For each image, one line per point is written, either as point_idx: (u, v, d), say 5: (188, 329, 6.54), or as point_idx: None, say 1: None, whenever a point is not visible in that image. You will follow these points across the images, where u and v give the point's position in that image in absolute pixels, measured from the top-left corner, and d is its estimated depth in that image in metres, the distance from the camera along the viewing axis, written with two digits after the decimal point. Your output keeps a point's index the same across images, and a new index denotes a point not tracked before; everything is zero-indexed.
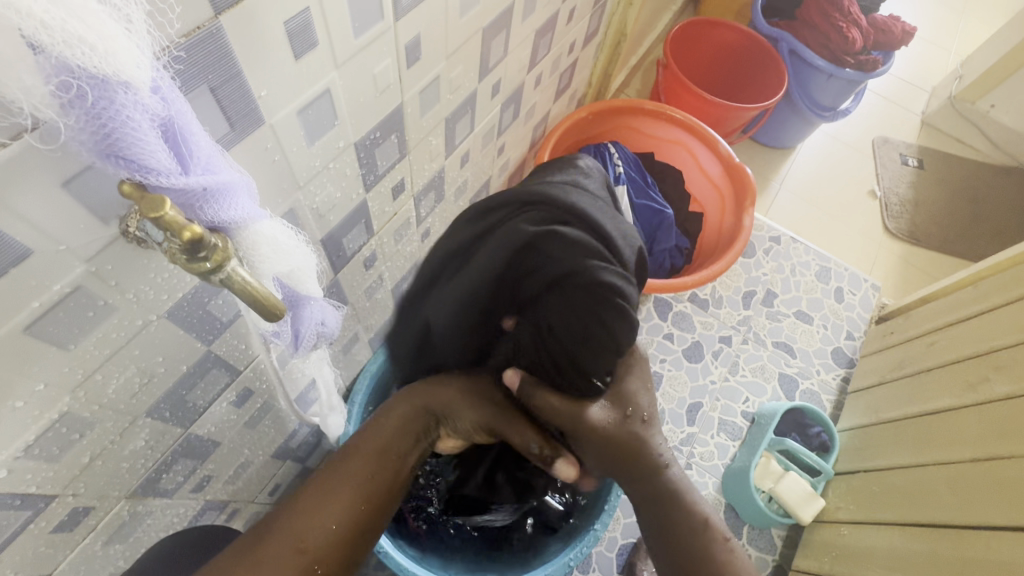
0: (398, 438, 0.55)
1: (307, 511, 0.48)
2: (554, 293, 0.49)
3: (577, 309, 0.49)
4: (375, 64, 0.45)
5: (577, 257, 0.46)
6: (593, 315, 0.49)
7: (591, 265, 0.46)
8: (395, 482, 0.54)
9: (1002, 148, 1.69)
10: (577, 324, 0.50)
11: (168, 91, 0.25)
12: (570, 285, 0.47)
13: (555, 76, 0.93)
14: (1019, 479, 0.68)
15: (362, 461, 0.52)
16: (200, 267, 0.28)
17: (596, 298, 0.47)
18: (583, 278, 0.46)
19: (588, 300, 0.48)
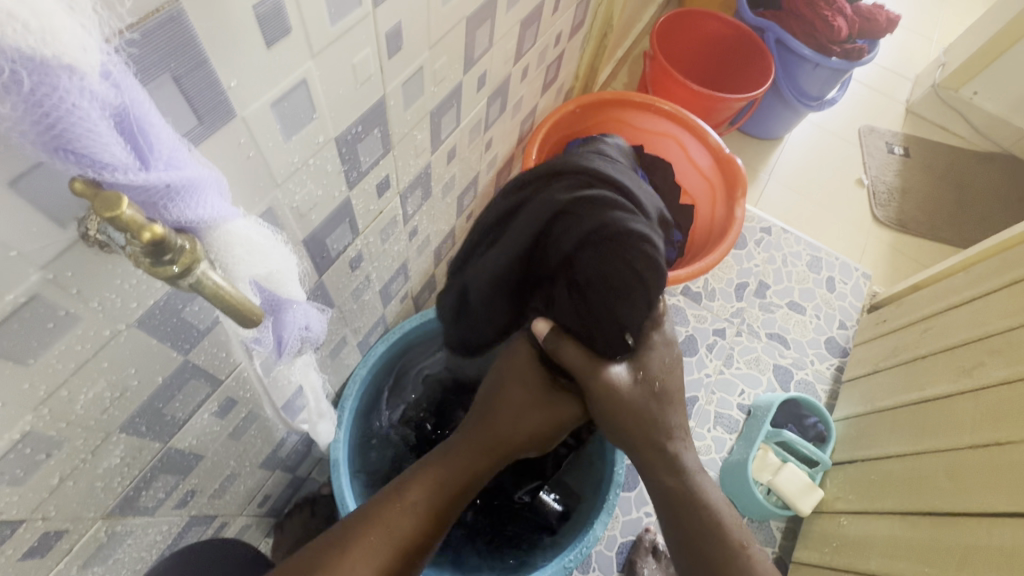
0: (443, 485, 0.54)
1: (353, 548, 0.49)
2: (586, 248, 0.56)
3: (601, 255, 0.54)
4: (354, 53, 0.42)
5: (601, 209, 0.54)
6: (617, 264, 0.54)
7: (615, 215, 0.54)
8: (436, 527, 0.53)
9: (985, 134, 1.71)
10: (602, 278, 0.55)
11: (121, 78, 0.23)
12: (596, 238, 0.55)
13: (541, 68, 0.91)
14: (1017, 464, 0.68)
15: (403, 510, 0.52)
16: (165, 271, 0.26)
17: (620, 248, 0.54)
18: (605, 228, 0.54)
19: (615, 247, 0.54)
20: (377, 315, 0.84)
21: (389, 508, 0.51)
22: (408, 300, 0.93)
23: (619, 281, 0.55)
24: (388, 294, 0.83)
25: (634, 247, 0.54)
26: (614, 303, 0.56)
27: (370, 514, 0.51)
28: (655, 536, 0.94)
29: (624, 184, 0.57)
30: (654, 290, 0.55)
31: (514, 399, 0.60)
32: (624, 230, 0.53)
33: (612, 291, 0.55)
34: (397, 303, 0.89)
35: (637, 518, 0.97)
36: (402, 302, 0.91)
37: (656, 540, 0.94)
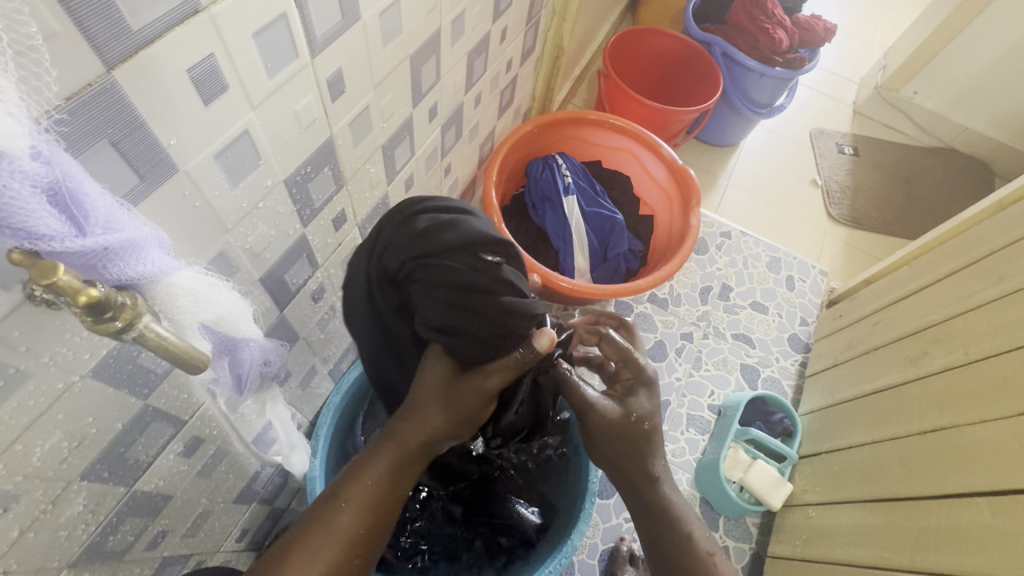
0: (392, 485, 0.51)
1: (301, 564, 0.46)
2: (424, 281, 0.52)
3: (453, 284, 0.51)
4: (296, 100, 0.45)
5: (431, 238, 0.52)
6: (474, 286, 0.51)
7: (430, 242, 0.52)
8: (388, 521, 0.51)
9: (928, 130, 1.80)
10: (452, 297, 0.51)
11: (52, 154, 0.24)
12: (427, 265, 0.52)
13: (495, 93, 0.94)
14: (963, 446, 0.72)
15: (352, 516, 0.49)
16: (107, 327, 0.28)
17: (449, 265, 0.51)
18: (430, 257, 0.52)
19: (463, 269, 0.51)
20: (347, 342, 0.85)
21: (336, 514, 0.48)
22: None
23: (488, 298, 0.51)
24: None
25: (483, 257, 0.51)
26: (492, 323, 0.52)
27: (319, 523, 0.48)
28: (631, 544, 0.95)
29: (429, 204, 0.55)
30: (499, 272, 0.52)
31: (448, 392, 0.53)
32: (456, 242, 0.51)
33: (486, 305, 0.52)
34: None
35: (616, 524, 0.99)
36: None
37: (632, 548, 0.95)
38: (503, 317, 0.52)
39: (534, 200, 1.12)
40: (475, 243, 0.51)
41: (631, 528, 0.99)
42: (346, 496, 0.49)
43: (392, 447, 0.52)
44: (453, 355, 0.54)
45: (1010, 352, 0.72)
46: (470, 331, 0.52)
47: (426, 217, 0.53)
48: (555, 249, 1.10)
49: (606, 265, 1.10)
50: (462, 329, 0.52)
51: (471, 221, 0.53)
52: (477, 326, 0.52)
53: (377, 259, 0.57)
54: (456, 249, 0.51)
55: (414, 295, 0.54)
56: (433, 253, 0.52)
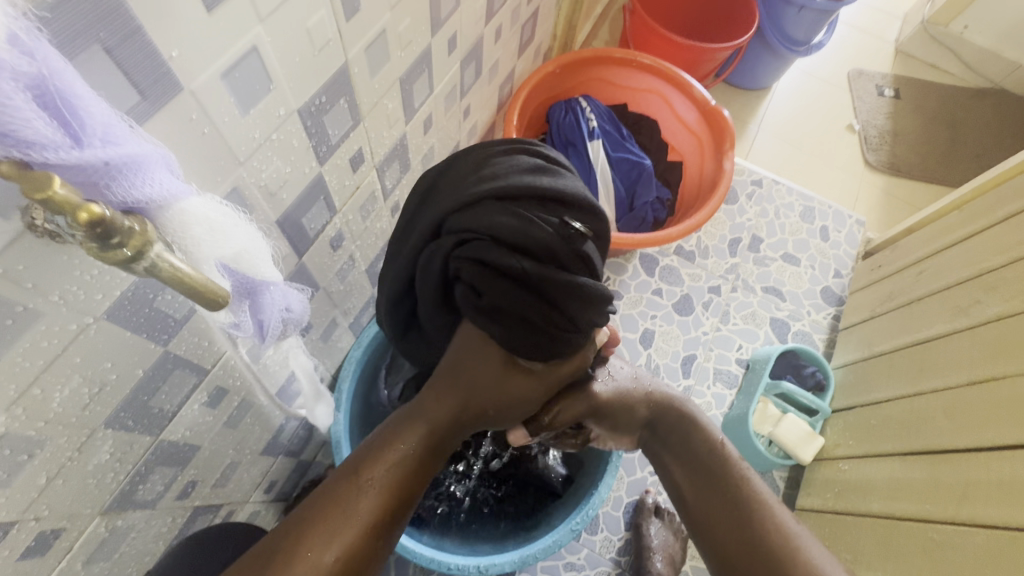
0: (418, 467, 0.50)
1: (321, 545, 0.43)
2: (484, 236, 0.48)
3: (522, 242, 0.47)
4: (307, 15, 0.40)
5: (511, 180, 0.48)
6: (552, 254, 0.48)
7: (510, 186, 0.48)
8: (409, 503, 0.49)
9: (977, 69, 1.67)
10: (515, 263, 0.47)
11: (35, 46, 0.21)
12: (496, 211, 0.47)
13: (515, 28, 0.88)
14: (1016, 398, 0.68)
15: (375, 498, 0.46)
16: (114, 255, 0.25)
17: (526, 220, 0.47)
18: (502, 205, 0.48)
19: (546, 233, 0.47)
20: (367, 295, 0.83)
21: (359, 494, 0.46)
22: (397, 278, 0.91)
23: (561, 275, 0.48)
24: (376, 273, 0.81)
25: (569, 224, 0.48)
26: (551, 302, 0.50)
27: (337, 498, 0.45)
28: (656, 497, 0.95)
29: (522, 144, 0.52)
30: (576, 254, 0.49)
31: (491, 384, 0.54)
32: (549, 200, 0.48)
33: (555, 280, 0.48)
34: None
35: (641, 478, 0.99)
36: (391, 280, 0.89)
37: (658, 501, 0.95)
38: (570, 305, 0.50)
39: (557, 146, 1.07)
40: (563, 203, 0.48)
41: (655, 482, 0.99)
42: (370, 475, 0.47)
43: (421, 430, 0.51)
44: (497, 335, 0.51)
45: None
46: (526, 309, 0.49)
47: (512, 161, 0.50)
48: None
49: (633, 215, 1.05)
50: (523, 305, 0.49)
51: (560, 177, 0.50)
52: (536, 305, 0.49)
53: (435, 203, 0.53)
54: (542, 207, 0.48)
55: (464, 249, 0.49)
56: (506, 200, 0.48)
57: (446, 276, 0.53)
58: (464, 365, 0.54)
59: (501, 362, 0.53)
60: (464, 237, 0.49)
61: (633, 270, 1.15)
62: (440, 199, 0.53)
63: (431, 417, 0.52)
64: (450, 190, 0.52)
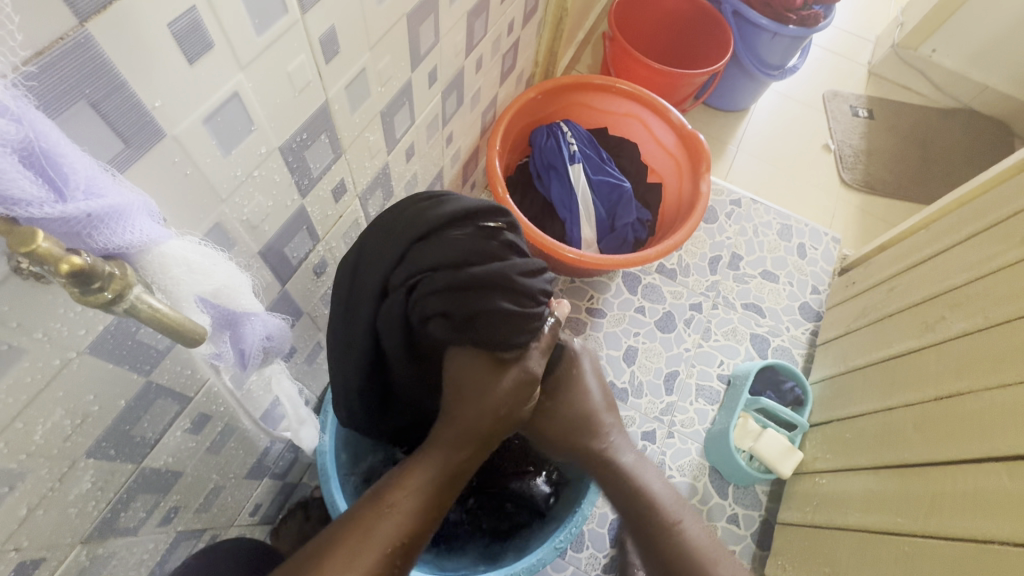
0: (435, 488, 0.52)
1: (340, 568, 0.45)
2: (434, 271, 0.52)
3: (463, 256, 0.51)
4: (287, 61, 0.42)
5: (422, 221, 0.52)
6: (485, 253, 0.52)
7: (429, 223, 0.52)
8: (427, 532, 0.51)
9: (946, 90, 1.73)
10: (464, 275, 0.51)
11: (22, 111, 0.23)
12: (430, 247, 0.52)
13: (496, 58, 0.91)
14: (982, 413, 0.70)
15: (396, 520, 0.49)
16: (95, 299, 0.26)
17: (456, 239, 0.51)
18: (431, 239, 0.52)
19: (471, 238, 0.52)
20: None
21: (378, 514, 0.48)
22: None
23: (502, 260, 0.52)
24: None
25: (484, 224, 0.53)
26: (512, 288, 0.53)
27: (358, 525, 0.48)
28: None
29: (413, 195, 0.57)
30: (505, 244, 0.54)
31: (486, 385, 0.54)
32: (462, 214, 0.52)
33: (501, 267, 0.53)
34: None
35: None
36: None
37: None
38: (522, 283, 0.53)
39: (539, 169, 1.09)
40: (468, 212, 0.53)
41: None
42: (389, 501, 0.50)
43: (436, 455, 0.53)
44: (476, 339, 0.53)
45: None
46: (492, 305, 0.52)
47: (411, 206, 0.54)
48: (561, 220, 1.08)
49: (614, 235, 1.08)
50: (487, 302, 0.52)
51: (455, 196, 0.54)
52: (497, 296, 0.52)
53: (367, 273, 0.55)
54: (458, 220, 0.52)
55: (419, 293, 0.52)
56: (430, 234, 0.52)
57: (408, 324, 0.56)
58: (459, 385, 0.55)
59: (491, 363, 0.54)
60: (416, 282, 0.53)
61: (616, 288, 1.17)
62: (366, 261, 0.55)
63: (451, 443, 0.54)
64: (373, 254, 0.55)
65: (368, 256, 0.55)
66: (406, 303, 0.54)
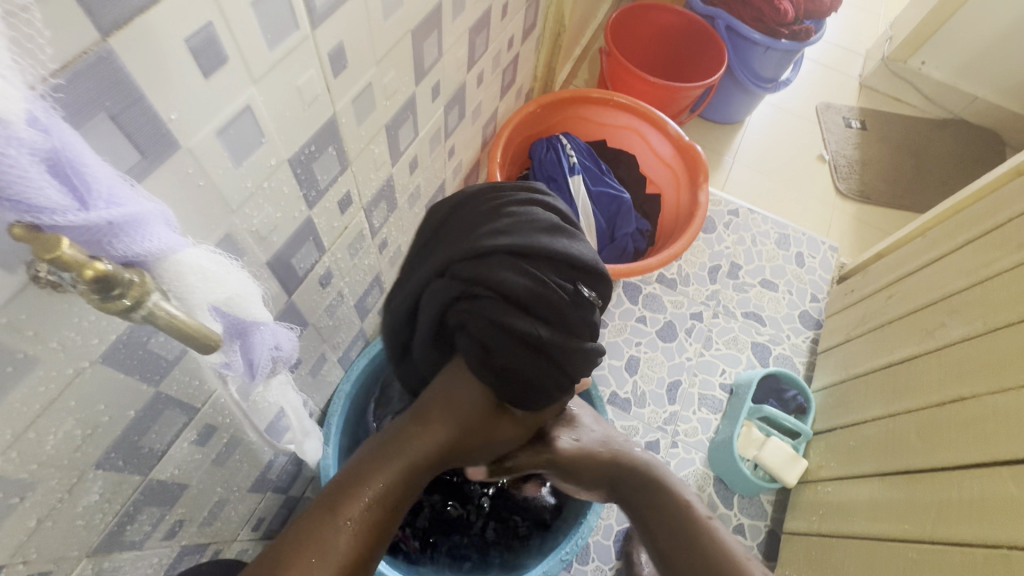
0: (395, 500, 0.47)
1: None
2: (501, 297, 0.48)
3: (541, 307, 0.49)
4: (297, 75, 0.43)
5: (536, 241, 0.50)
6: (568, 320, 0.51)
7: (534, 240, 0.50)
8: (381, 546, 0.46)
9: (937, 102, 1.76)
10: (531, 324, 0.49)
11: (50, 122, 0.23)
12: (512, 268, 0.49)
13: (496, 72, 0.92)
14: (984, 417, 0.70)
15: (352, 537, 0.43)
16: (115, 305, 0.27)
17: (546, 282, 0.49)
18: (519, 259, 0.49)
19: (563, 297, 0.50)
20: (356, 329, 0.85)
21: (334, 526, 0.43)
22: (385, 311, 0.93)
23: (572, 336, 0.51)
24: (365, 307, 0.83)
25: (580, 292, 0.51)
26: (558, 362, 0.52)
27: (306, 537, 0.42)
28: None
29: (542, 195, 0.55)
30: (585, 317, 0.52)
31: (475, 430, 0.53)
32: (569, 269, 0.51)
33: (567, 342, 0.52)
34: (375, 316, 0.90)
35: None
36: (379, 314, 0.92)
37: None
38: (574, 364, 0.53)
39: (539, 182, 1.11)
40: (575, 266, 0.51)
41: None
42: (347, 514, 0.43)
43: (402, 464, 0.47)
44: (491, 384, 0.51)
45: None
46: (532, 369, 0.50)
47: (533, 214, 0.52)
48: None
49: (614, 246, 1.09)
50: (533, 361, 0.50)
51: (574, 243, 0.52)
52: (543, 360, 0.51)
53: (442, 249, 0.53)
54: (563, 270, 0.50)
55: (473, 304, 0.49)
56: (523, 257, 0.49)
57: (443, 317, 0.52)
58: (449, 408, 0.51)
59: (489, 410, 0.53)
60: (474, 293, 0.49)
61: (617, 298, 1.18)
62: (450, 240, 0.53)
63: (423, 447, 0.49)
64: (467, 232, 0.52)
65: (455, 237, 0.53)
66: (458, 295, 0.50)
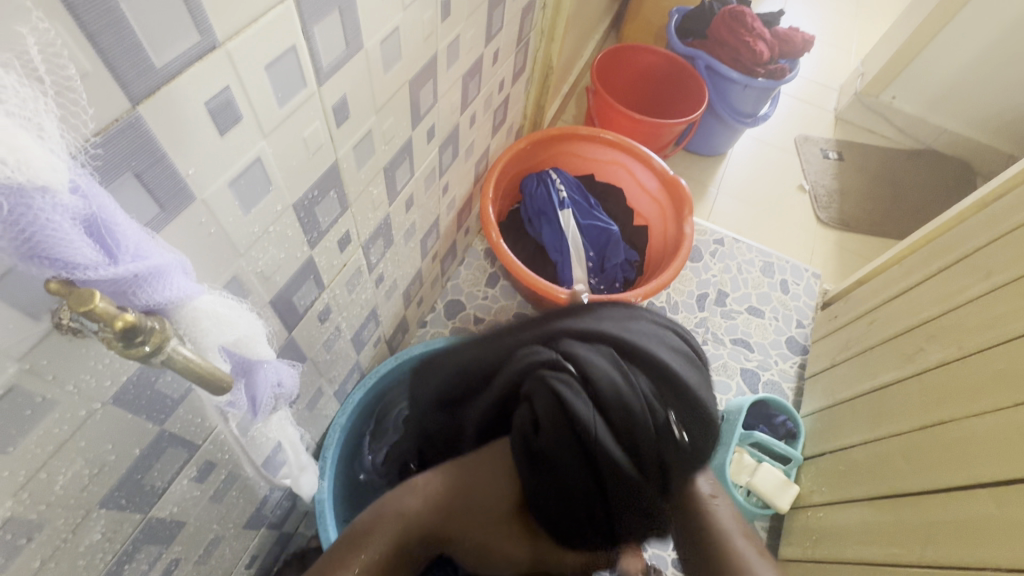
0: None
1: None
2: (592, 397, 0.47)
3: (623, 426, 0.47)
4: (304, 127, 0.46)
5: (643, 357, 0.50)
6: (640, 450, 0.48)
7: (649, 360, 0.50)
8: None
9: (909, 133, 1.85)
10: (609, 437, 0.47)
11: (88, 188, 0.26)
12: (615, 378, 0.48)
13: (488, 113, 0.97)
14: (963, 439, 0.72)
15: None
16: (137, 352, 0.29)
17: (638, 406, 0.48)
18: (626, 377, 0.48)
19: (649, 431, 0.48)
20: (353, 362, 0.86)
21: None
22: (381, 343, 0.95)
23: (633, 469, 0.48)
24: (361, 340, 0.85)
25: (671, 428, 0.50)
26: (603, 488, 0.48)
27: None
28: (642, 554, 0.96)
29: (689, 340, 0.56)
30: (664, 457, 0.50)
31: (483, 525, 0.51)
32: (664, 409, 0.50)
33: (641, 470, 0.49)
34: (371, 348, 0.91)
35: None
36: (375, 346, 0.93)
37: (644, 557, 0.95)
38: (623, 500, 0.49)
39: (530, 215, 1.15)
40: (675, 402, 0.50)
41: None
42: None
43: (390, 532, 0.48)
44: (532, 478, 0.49)
45: (1003, 345, 0.74)
46: (575, 477, 0.47)
47: (660, 346, 0.52)
48: (552, 262, 1.12)
49: (604, 276, 1.12)
50: (585, 477, 0.47)
51: (681, 370, 0.52)
52: (593, 479, 0.47)
53: (551, 330, 0.53)
54: (657, 408, 0.49)
55: (559, 389, 0.47)
56: (626, 375, 0.48)
57: (518, 384, 0.51)
58: (468, 487, 0.50)
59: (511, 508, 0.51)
60: (566, 381, 0.47)
61: None
62: (564, 326, 0.53)
63: (412, 518, 0.48)
64: (582, 328, 0.52)
65: (568, 325, 0.53)
66: (544, 365, 0.49)
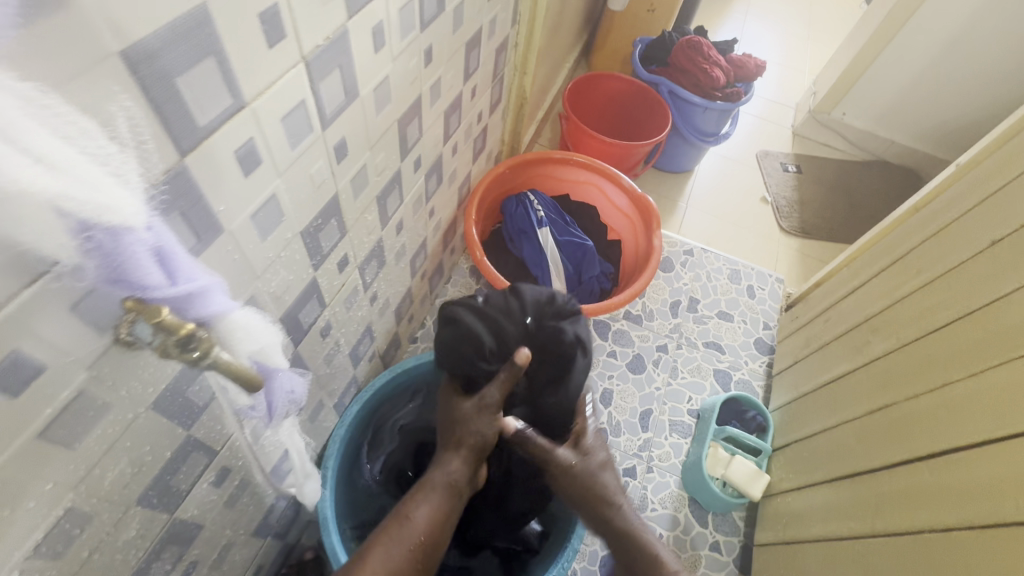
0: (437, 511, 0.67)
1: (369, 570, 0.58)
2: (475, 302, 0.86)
3: (490, 306, 0.85)
4: (311, 166, 0.54)
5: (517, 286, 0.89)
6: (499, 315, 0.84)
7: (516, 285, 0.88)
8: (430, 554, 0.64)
9: (859, 146, 1.99)
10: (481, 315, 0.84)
11: (155, 224, 0.33)
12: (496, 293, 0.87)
13: (469, 142, 1.05)
14: (902, 419, 0.81)
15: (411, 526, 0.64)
16: (189, 356, 0.35)
17: (496, 298, 0.86)
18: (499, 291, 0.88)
19: (502, 304, 0.85)
20: (350, 376, 0.92)
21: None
22: (375, 358, 1.01)
23: (497, 330, 0.83)
24: (357, 354, 0.91)
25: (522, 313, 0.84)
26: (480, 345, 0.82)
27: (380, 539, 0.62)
28: None
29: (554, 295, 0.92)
30: (516, 329, 0.83)
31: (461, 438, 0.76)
32: (524, 297, 0.86)
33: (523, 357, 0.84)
34: (366, 363, 0.98)
35: None
36: (370, 361, 1.00)
37: None
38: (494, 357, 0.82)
39: (511, 234, 1.23)
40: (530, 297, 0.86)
41: None
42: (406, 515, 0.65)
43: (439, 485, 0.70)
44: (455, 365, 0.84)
45: (933, 334, 0.83)
46: (466, 342, 0.83)
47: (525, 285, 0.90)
48: (533, 277, 1.20)
49: (582, 288, 1.20)
50: (469, 343, 0.82)
51: (534, 293, 0.88)
52: (472, 340, 0.82)
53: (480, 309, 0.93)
54: (517, 299, 0.86)
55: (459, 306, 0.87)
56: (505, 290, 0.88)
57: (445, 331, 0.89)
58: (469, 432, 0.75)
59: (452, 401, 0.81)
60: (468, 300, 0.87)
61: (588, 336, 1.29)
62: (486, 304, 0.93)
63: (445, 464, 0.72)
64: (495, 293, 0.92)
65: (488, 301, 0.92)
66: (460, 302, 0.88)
